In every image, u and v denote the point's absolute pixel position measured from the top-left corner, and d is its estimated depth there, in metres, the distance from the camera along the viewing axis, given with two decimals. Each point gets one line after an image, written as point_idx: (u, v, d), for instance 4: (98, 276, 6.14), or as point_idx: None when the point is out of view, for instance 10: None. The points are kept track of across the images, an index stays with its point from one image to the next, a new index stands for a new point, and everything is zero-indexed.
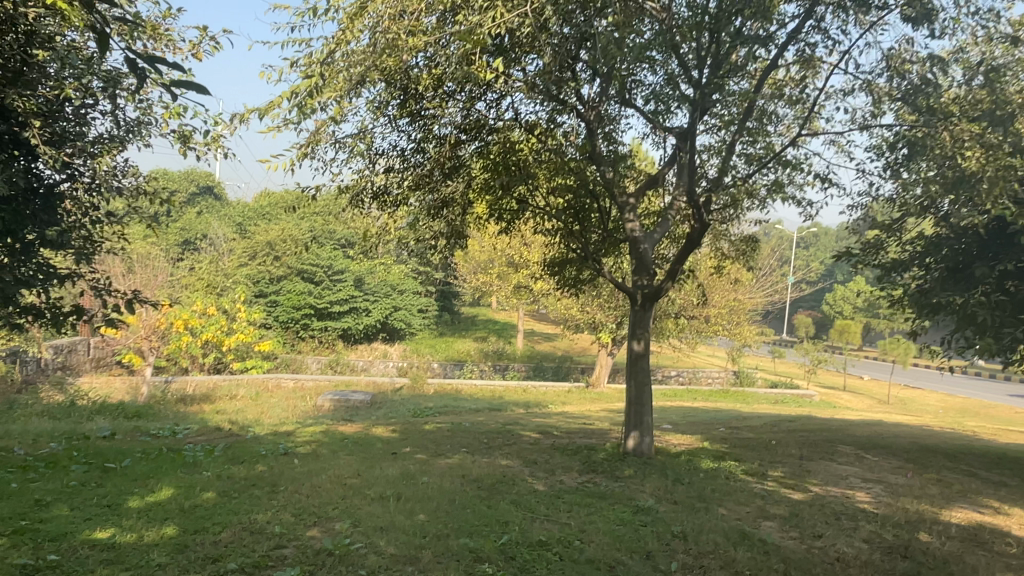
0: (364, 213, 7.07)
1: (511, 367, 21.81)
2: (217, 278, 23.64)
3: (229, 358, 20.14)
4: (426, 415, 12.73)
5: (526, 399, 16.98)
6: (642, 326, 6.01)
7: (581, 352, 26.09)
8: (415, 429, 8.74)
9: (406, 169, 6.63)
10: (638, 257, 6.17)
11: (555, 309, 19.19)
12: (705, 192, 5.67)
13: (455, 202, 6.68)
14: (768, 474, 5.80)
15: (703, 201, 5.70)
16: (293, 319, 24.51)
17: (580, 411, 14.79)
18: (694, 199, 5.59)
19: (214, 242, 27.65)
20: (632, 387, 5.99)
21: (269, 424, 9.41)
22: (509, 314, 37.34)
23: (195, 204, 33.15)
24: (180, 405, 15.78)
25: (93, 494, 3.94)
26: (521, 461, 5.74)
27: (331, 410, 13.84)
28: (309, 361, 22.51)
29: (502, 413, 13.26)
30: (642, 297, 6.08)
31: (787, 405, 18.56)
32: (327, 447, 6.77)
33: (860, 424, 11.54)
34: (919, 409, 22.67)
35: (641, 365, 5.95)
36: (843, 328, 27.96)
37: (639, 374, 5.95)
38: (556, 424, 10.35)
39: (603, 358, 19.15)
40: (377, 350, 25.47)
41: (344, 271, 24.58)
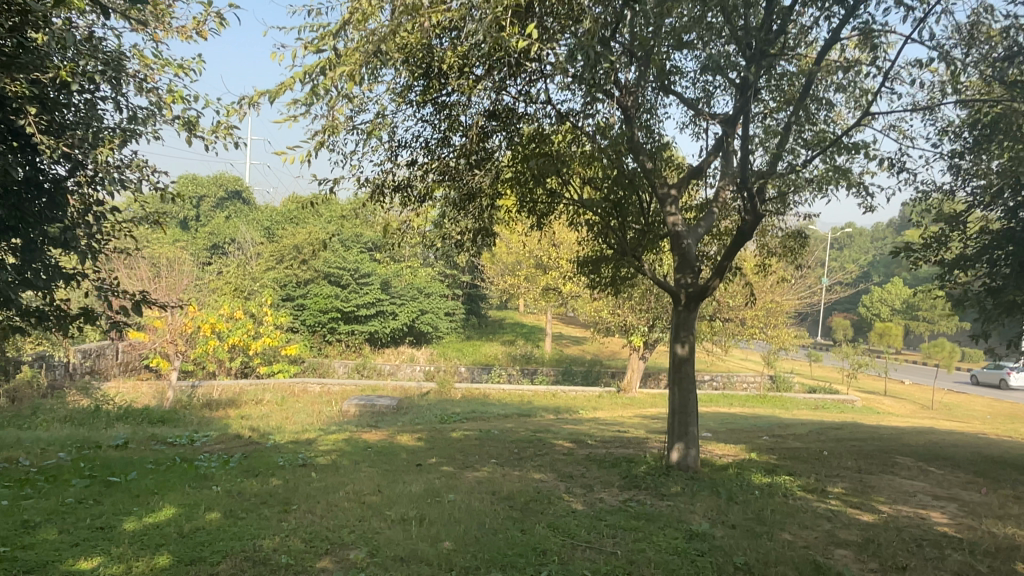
0: (386, 208, 6.70)
1: (539, 372, 21.37)
2: (245, 282, 23.58)
3: (256, 362, 19.99)
4: (453, 421, 12.35)
5: (556, 404, 16.52)
6: (686, 329, 5.52)
7: (611, 356, 25.55)
8: (442, 437, 8.35)
9: (430, 162, 6.24)
10: (681, 254, 5.69)
11: (585, 312, 18.70)
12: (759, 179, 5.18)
13: (483, 195, 6.27)
14: (828, 490, 5.28)
15: (756, 189, 5.21)
16: (320, 323, 24.36)
17: (612, 417, 14.29)
18: (747, 186, 5.10)
19: (242, 246, 27.67)
20: (676, 394, 5.51)
21: (290, 431, 9.09)
22: (536, 317, 36.90)
23: (223, 209, 33.26)
24: (205, 410, 15.61)
25: (87, 515, 3.58)
26: (555, 475, 5.30)
27: (357, 416, 13.53)
28: (335, 365, 22.31)
29: (532, 420, 12.83)
30: (685, 297, 5.60)
31: (828, 411, 17.83)
32: (348, 457, 6.39)
33: (912, 432, 10.89)
34: (966, 414, 21.73)
35: (686, 370, 5.46)
36: (884, 331, 27.02)
37: (684, 380, 5.47)
38: (588, 431, 9.89)
39: (634, 362, 18.63)
40: (404, 354, 25.21)
41: (371, 274, 24.37)
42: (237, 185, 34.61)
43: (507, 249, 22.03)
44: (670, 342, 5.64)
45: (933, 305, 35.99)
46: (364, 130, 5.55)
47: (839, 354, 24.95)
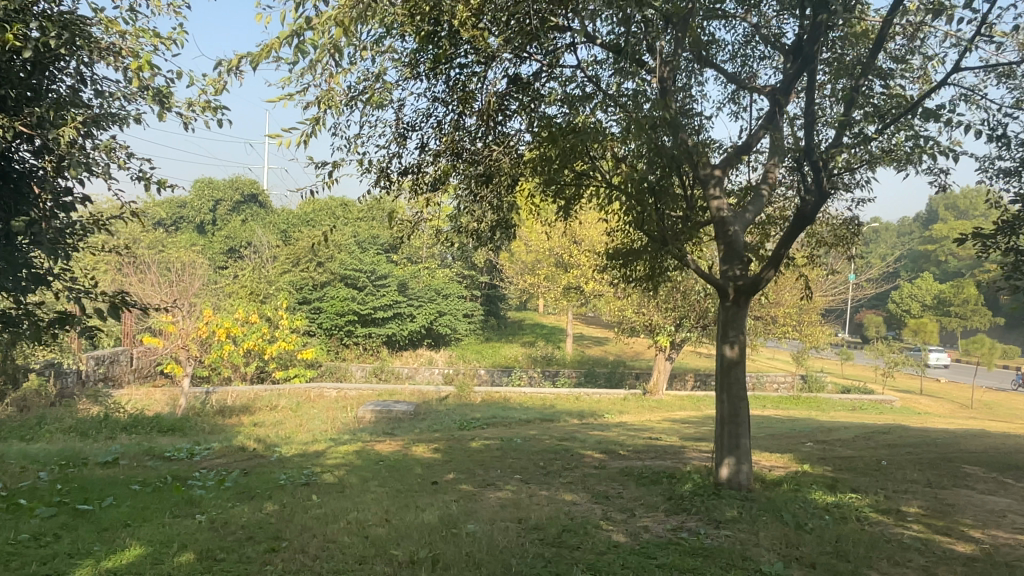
0: (394, 198, 6.09)
1: (561, 373, 20.71)
2: (260, 285, 23.15)
3: (271, 366, 19.53)
4: (472, 427, 11.75)
5: (580, 408, 15.87)
6: (736, 327, 4.87)
7: (635, 356, 24.83)
8: (461, 448, 7.73)
9: (441, 142, 5.65)
10: (727, 243, 5.05)
11: (608, 311, 17.99)
12: (828, 150, 4.48)
13: (502, 176, 5.64)
14: (904, 511, 4.59)
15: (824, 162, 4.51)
16: (337, 326, 23.84)
17: (639, 420, 13.61)
18: (812, 158, 4.42)
19: (258, 249, 27.30)
20: (724, 402, 4.87)
21: (300, 442, 8.53)
22: (556, 318, 36.20)
23: (239, 213, 32.94)
24: (217, 417, 15.14)
25: (34, 558, 3.01)
26: (589, 497, 4.66)
27: (373, 422, 12.97)
28: (353, 369, 21.81)
29: (556, 425, 12.19)
30: (733, 291, 4.94)
31: (865, 413, 16.98)
32: (359, 473, 5.81)
33: (968, 436, 10.09)
34: (1009, 413, 20.74)
35: (736, 375, 4.82)
36: (918, 327, 26.00)
37: (734, 386, 4.83)
38: (617, 439, 9.23)
39: (661, 363, 17.89)
40: (422, 356, 24.64)
41: (388, 276, 23.89)
42: (254, 188, 34.25)
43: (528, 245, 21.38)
44: (717, 343, 4.99)
45: (966, 300, 34.77)
46: (365, 104, 5.01)
47: (872, 352, 24.03)
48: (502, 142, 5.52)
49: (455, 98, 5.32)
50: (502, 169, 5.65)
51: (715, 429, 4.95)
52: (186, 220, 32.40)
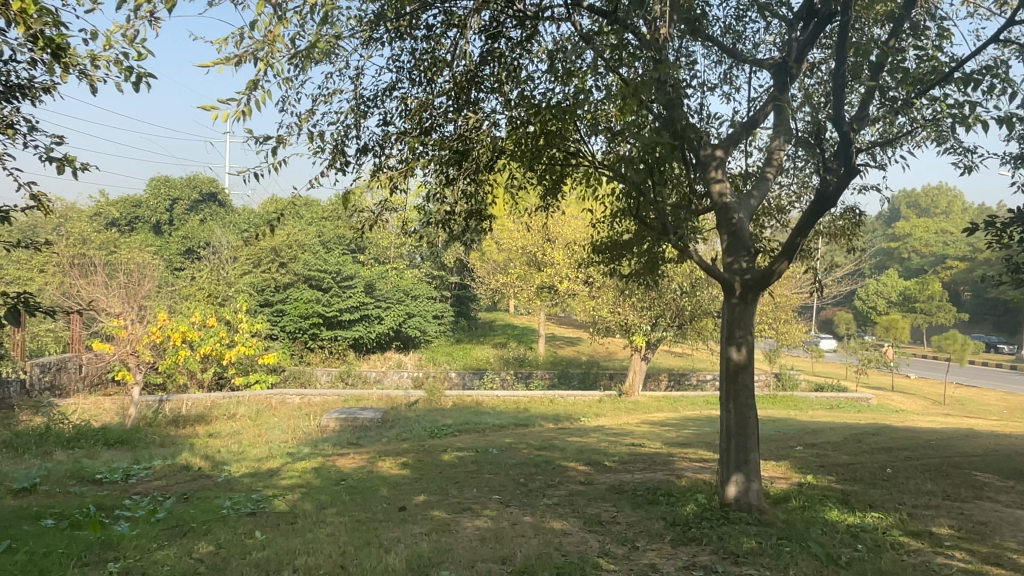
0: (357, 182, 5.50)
1: (534, 376, 20.13)
2: (219, 287, 22.15)
3: (230, 372, 18.63)
4: (444, 435, 11.06)
5: (555, 411, 15.28)
6: (745, 326, 4.28)
7: (608, 356, 24.37)
8: (432, 461, 7.06)
9: (409, 119, 5.11)
10: (731, 232, 4.50)
11: (581, 311, 17.43)
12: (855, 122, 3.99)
13: (478, 152, 5.10)
14: (938, 533, 4.05)
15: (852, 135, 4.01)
16: (301, 329, 22.88)
17: (618, 424, 13.05)
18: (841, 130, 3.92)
19: (218, 250, 26.25)
20: (732, 413, 4.31)
21: (254, 457, 7.77)
22: (526, 318, 35.63)
23: (198, 213, 31.77)
24: (171, 428, 14.24)
25: None
26: (581, 525, 4.04)
27: (338, 431, 12.21)
28: (318, 374, 20.93)
29: (531, 431, 11.57)
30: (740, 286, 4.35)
31: (844, 412, 16.69)
32: (315, 497, 5.11)
33: (961, 436, 9.70)
34: (981, 409, 20.73)
35: (744, 381, 4.25)
36: (890, 324, 25.99)
37: (741, 394, 4.26)
38: (599, 447, 8.63)
39: (636, 363, 17.40)
40: (391, 360, 23.84)
41: (354, 276, 23.16)
42: (213, 186, 33.04)
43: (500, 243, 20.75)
44: (722, 344, 4.41)
45: (931, 296, 35.11)
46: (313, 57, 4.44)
47: (845, 349, 23.88)
48: (475, 118, 5.00)
49: (423, 66, 4.84)
50: (479, 144, 5.10)
51: (723, 443, 4.37)
52: (142, 220, 31.13)
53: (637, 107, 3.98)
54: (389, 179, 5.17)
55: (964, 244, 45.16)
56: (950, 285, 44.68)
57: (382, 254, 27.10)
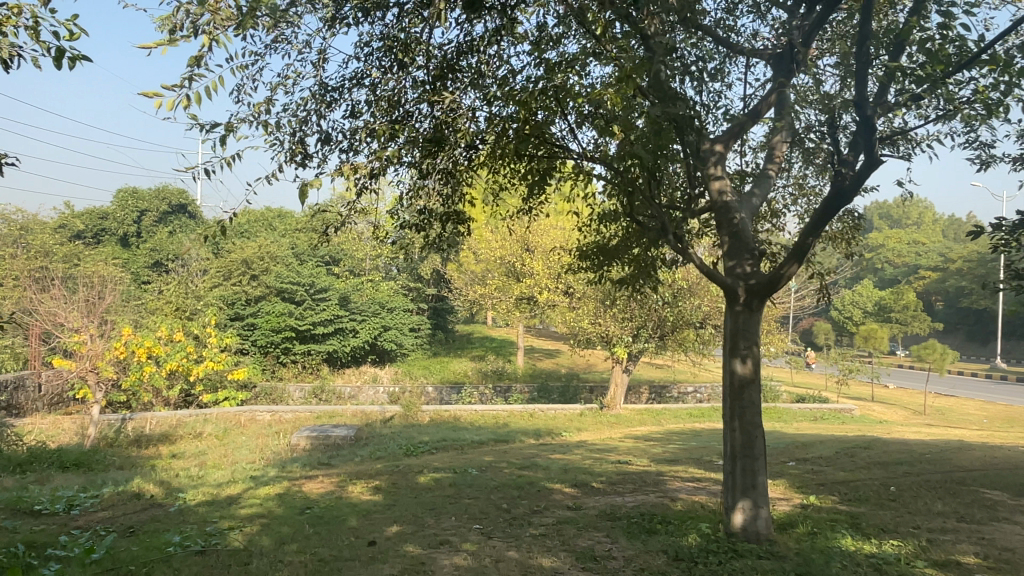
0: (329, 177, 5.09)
1: (513, 389, 19.66)
2: (187, 300, 21.43)
3: (198, 390, 17.95)
4: (419, 454, 10.55)
5: (536, 426, 14.81)
6: (750, 337, 3.90)
7: (588, 369, 23.99)
8: (407, 484, 6.56)
9: (380, 109, 4.74)
10: (731, 232, 4.10)
11: (561, 323, 17.06)
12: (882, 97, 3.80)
13: (453, 141, 4.71)
14: (965, 563, 3.68)
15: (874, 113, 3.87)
16: (273, 343, 22.14)
17: (600, 439, 12.64)
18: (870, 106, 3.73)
19: (187, 262, 25.52)
20: (737, 432, 3.90)
21: (215, 483, 7.22)
22: (504, 331, 35.20)
23: (167, 224, 30.99)
24: (132, 449, 13.54)
25: None
26: (573, 560, 3.60)
27: (308, 451, 11.63)
28: (290, 390, 20.25)
29: (511, 447, 11.12)
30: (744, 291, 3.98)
31: (828, 423, 16.44)
32: (275, 530, 4.61)
33: (953, 449, 9.42)
34: (960, 419, 20.68)
35: (749, 396, 3.87)
36: (869, 334, 25.93)
37: (746, 411, 3.87)
38: (584, 465, 8.20)
39: (618, 376, 17.01)
40: (366, 374, 23.21)
41: (328, 288, 22.67)
42: (182, 198, 32.27)
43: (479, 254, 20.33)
44: (724, 356, 4.03)
45: (906, 306, 35.32)
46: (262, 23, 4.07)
47: (824, 359, 23.75)
48: (451, 103, 4.63)
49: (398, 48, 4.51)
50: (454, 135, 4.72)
51: (728, 466, 3.97)
52: (108, 233, 30.25)
53: (629, 91, 3.64)
54: (354, 171, 4.80)
55: (935, 254, 45.76)
56: (923, 294, 45.16)
57: (357, 267, 26.64)
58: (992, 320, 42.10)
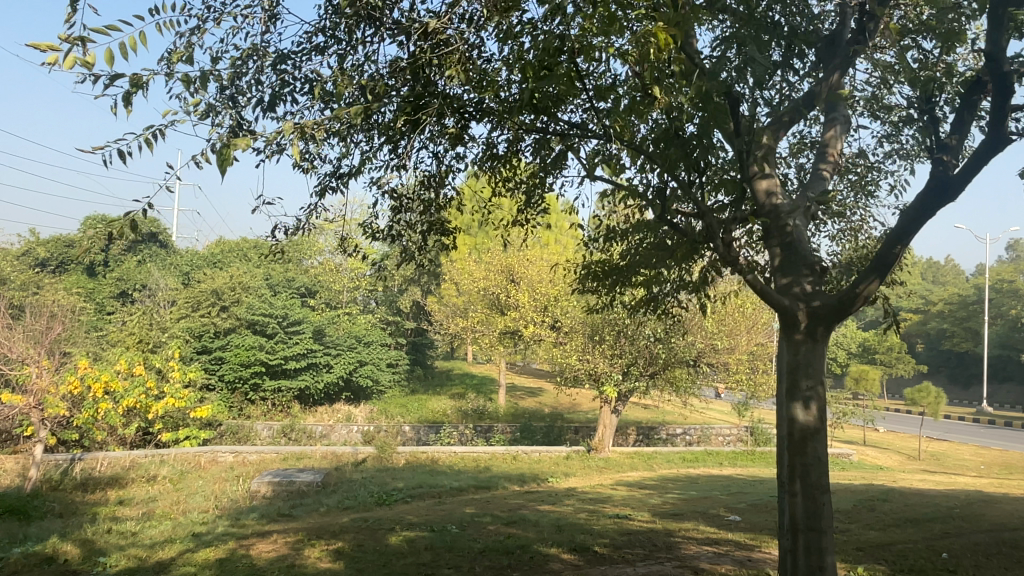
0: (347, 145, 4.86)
1: (494, 429, 18.63)
2: (151, 333, 20.39)
3: (157, 428, 16.78)
4: (392, 504, 9.55)
5: (520, 470, 13.83)
6: (813, 383, 3.62)
7: (572, 408, 22.97)
8: (374, 547, 5.59)
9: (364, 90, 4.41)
10: (787, 249, 3.87)
11: (547, 359, 16.22)
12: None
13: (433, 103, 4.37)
14: None
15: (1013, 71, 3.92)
16: (242, 379, 20.79)
17: (590, 485, 11.69)
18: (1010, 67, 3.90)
19: (154, 292, 24.51)
20: (800, 489, 3.60)
21: (149, 543, 6.18)
22: (485, 367, 34.26)
23: (137, 253, 30.17)
24: (77, 494, 12.36)
25: None
26: None
27: (270, 498, 10.54)
28: (258, 429, 19.06)
29: (493, 495, 10.15)
30: (804, 330, 3.70)
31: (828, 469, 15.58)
32: None
33: (978, 501, 8.62)
34: (957, 464, 19.92)
35: (814, 444, 3.59)
36: (861, 375, 25.27)
37: (813, 463, 3.58)
38: (578, 520, 7.27)
39: (606, 417, 16.08)
40: (340, 412, 22.01)
41: (301, 322, 21.68)
42: (153, 227, 31.62)
43: (462, 285, 19.61)
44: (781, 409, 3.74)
45: (890, 347, 34.91)
46: None
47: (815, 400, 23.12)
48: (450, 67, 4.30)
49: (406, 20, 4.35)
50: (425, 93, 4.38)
51: (791, 540, 3.66)
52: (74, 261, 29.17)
53: (678, 39, 3.06)
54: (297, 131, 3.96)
55: (916, 296, 45.84)
56: (905, 336, 45.14)
57: (334, 299, 26.02)
58: (975, 363, 41.96)
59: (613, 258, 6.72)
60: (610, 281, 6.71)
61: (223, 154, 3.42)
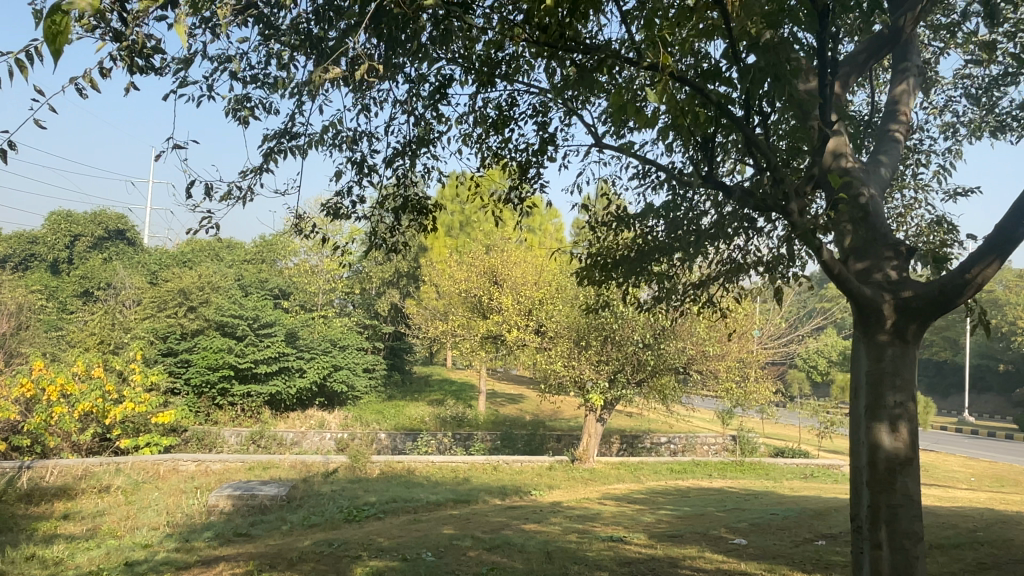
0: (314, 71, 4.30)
1: (474, 437, 17.82)
2: (113, 334, 19.34)
3: (114, 434, 15.55)
4: (363, 522, 8.75)
5: (501, 482, 13.06)
6: (900, 403, 3.75)
7: (553, 415, 22.25)
8: None
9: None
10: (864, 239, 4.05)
11: (530, 365, 15.48)
12: None
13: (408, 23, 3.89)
14: None
15: None
16: (208, 383, 19.75)
17: (576, 500, 10.92)
18: None
19: (119, 291, 23.46)
20: (892, 508, 3.69)
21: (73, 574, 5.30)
22: (464, 373, 33.38)
23: (103, 250, 29.06)
24: (19, 506, 11.35)
25: None
26: None
27: (228, 514, 9.67)
28: (225, 435, 18.02)
29: (473, 512, 9.39)
30: (888, 333, 3.86)
31: (821, 482, 15.01)
32: None
33: (997, 522, 7.97)
34: (947, 476, 19.45)
35: (905, 462, 3.70)
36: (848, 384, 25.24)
37: (906, 481, 3.68)
38: (569, 546, 6.50)
39: (591, 425, 15.33)
40: (312, 419, 21.03)
41: (273, 324, 20.77)
42: (121, 223, 30.52)
43: (443, 287, 18.86)
44: (866, 425, 3.85)
45: None
46: None
47: (803, 410, 22.50)
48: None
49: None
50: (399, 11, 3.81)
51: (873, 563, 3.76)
52: (37, 258, 28.15)
53: None
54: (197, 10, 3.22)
55: None
56: None
57: (309, 301, 25.21)
58: (954, 372, 41.81)
59: (612, 248, 6.34)
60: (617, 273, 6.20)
61: (47, 12, 1.78)
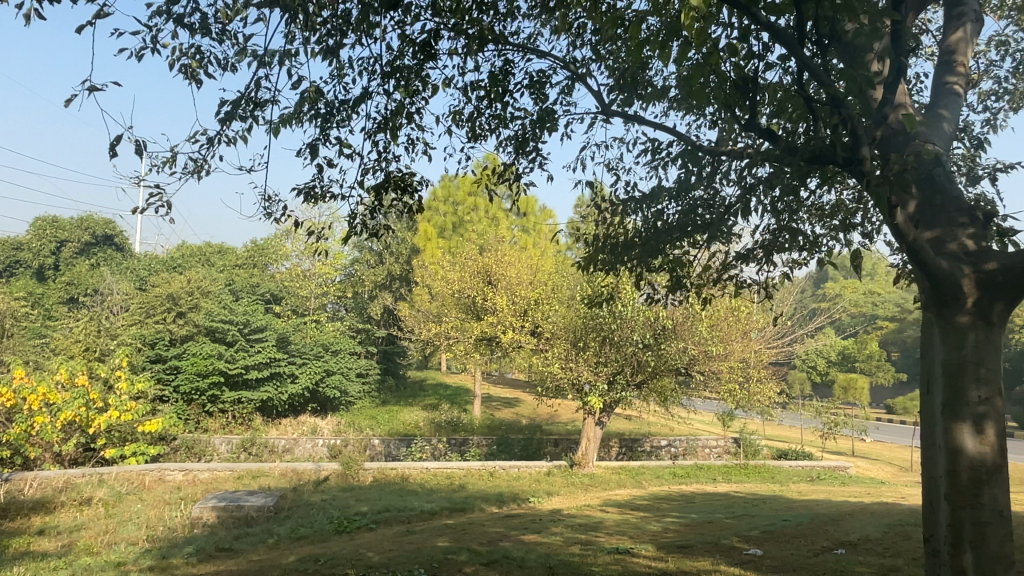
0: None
1: (469, 442, 17.35)
2: (99, 340, 18.82)
3: (99, 444, 15.04)
4: (354, 533, 8.31)
5: (498, 488, 12.61)
6: (985, 398, 3.83)
7: (550, 419, 21.80)
8: None
9: None
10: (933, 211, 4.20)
11: (527, 367, 15.05)
12: None
13: None
14: None
15: None
16: (198, 390, 19.23)
17: (577, 507, 10.48)
18: None
19: (105, 296, 22.95)
20: (982, 508, 3.78)
21: None
22: (459, 377, 32.91)
23: (90, 256, 28.55)
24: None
25: None
26: None
27: (212, 527, 9.19)
28: (216, 443, 17.50)
29: (469, 522, 8.96)
30: (969, 314, 3.97)
31: (827, 484, 14.58)
32: None
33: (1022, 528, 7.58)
34: None
35: (994, 462, 3.79)
36: (849, 383, 24.80)
37: (998, 483, 3.79)
38: (572, 559, 6.08)
39: (590, 429, 14.87)
40: (304, 425, 20.52)
41: (264, 329, 20.29)
42: (108, 228, 30.01)
43: (436, 288, 18.46)
44: (948, 426, 3.92)
45: (870, 355, 34.46)
46: None
47: (805, 410, 22.07)
48: None
49: None
50: None
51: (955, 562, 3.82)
52: (23, 265, 27.67)
53: None
54: None
55: (891, 305, 45.75)
56: (881, 345, 44.67)
57: (301, 305, 24.77)
58: None
59: (617, 233, 6.30)
60: (614, 256, 6.15)
61: None
